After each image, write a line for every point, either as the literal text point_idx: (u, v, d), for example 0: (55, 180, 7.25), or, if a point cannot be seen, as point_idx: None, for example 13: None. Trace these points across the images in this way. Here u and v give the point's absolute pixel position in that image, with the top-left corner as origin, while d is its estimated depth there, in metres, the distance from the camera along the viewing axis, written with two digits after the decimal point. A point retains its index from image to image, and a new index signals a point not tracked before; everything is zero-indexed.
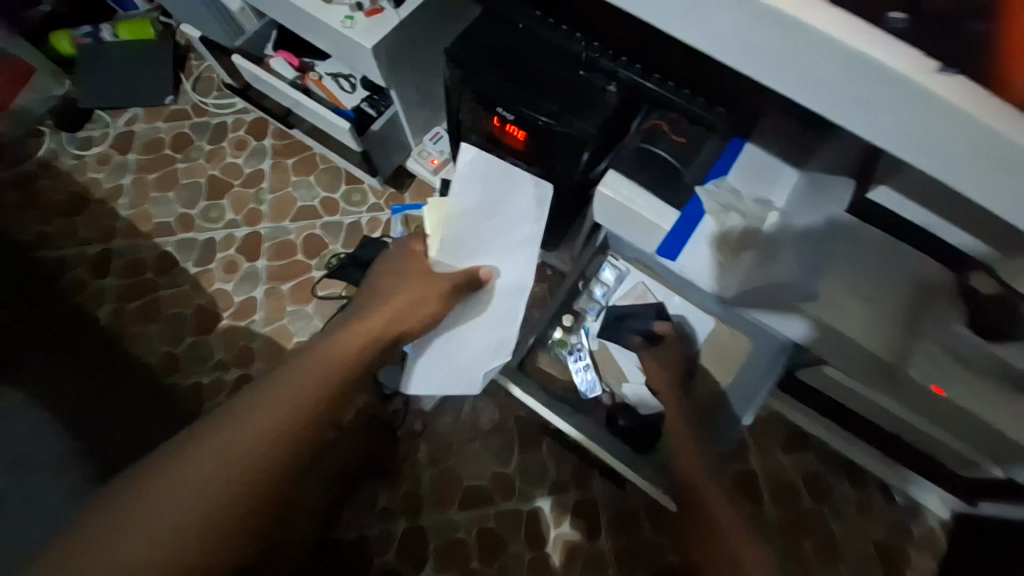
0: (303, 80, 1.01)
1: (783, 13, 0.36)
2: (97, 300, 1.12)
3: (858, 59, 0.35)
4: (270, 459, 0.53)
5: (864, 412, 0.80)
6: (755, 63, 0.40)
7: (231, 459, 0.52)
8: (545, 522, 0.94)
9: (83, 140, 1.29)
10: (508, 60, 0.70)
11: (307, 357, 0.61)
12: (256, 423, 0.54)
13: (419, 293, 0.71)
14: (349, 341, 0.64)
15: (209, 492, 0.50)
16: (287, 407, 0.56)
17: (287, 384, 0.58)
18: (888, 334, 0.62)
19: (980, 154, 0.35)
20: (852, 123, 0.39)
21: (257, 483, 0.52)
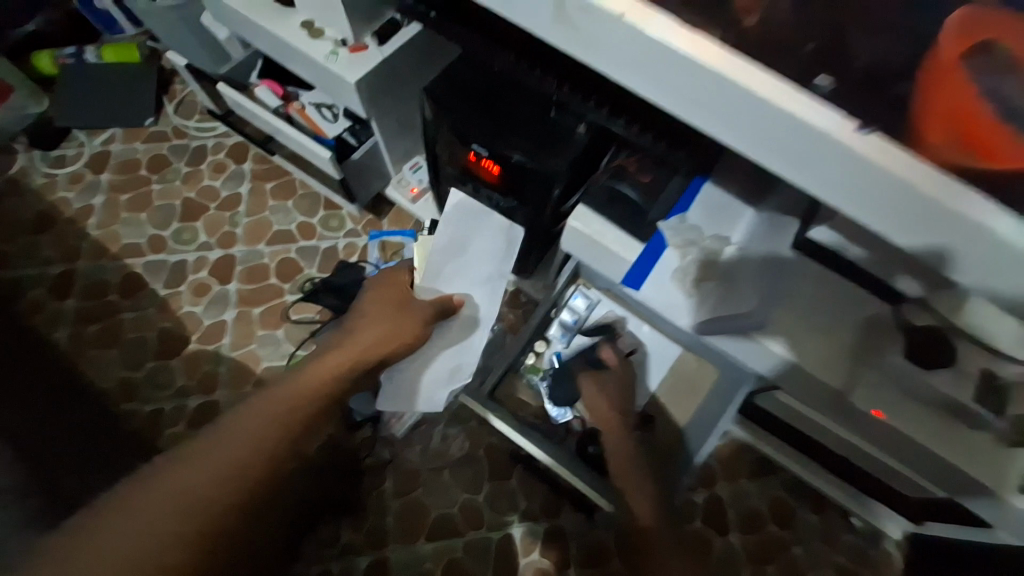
0: (286, 109, 1.03)
1: (723, 75, 0.41)
2: (55, 322, 1.08)
3: (788, 119, 0.40)
4: (207, 521, 0.50)
5: (821, 438, 0.83)
6: (701, 117, 0.45)
7: (164, 518, 0.49)
8: (515, 553, 0.93)
9: (56, 159, 1.29)
10: (486, 99, 0.74)
11: (264, 396, 0.59)
12: (196, 475, 0.51)
13: (397, 324, 0.75)
14: (317, 370, 0.64)
15: (138, 555, 0.47)
16: (234, 457, 0.53)
17: (237, 428, 0.55)
18: (836, 363, 0.66)
19: (892, 202, 0.40)
20: (788, 172, 0.44)
21: (192, 546, 0.49)
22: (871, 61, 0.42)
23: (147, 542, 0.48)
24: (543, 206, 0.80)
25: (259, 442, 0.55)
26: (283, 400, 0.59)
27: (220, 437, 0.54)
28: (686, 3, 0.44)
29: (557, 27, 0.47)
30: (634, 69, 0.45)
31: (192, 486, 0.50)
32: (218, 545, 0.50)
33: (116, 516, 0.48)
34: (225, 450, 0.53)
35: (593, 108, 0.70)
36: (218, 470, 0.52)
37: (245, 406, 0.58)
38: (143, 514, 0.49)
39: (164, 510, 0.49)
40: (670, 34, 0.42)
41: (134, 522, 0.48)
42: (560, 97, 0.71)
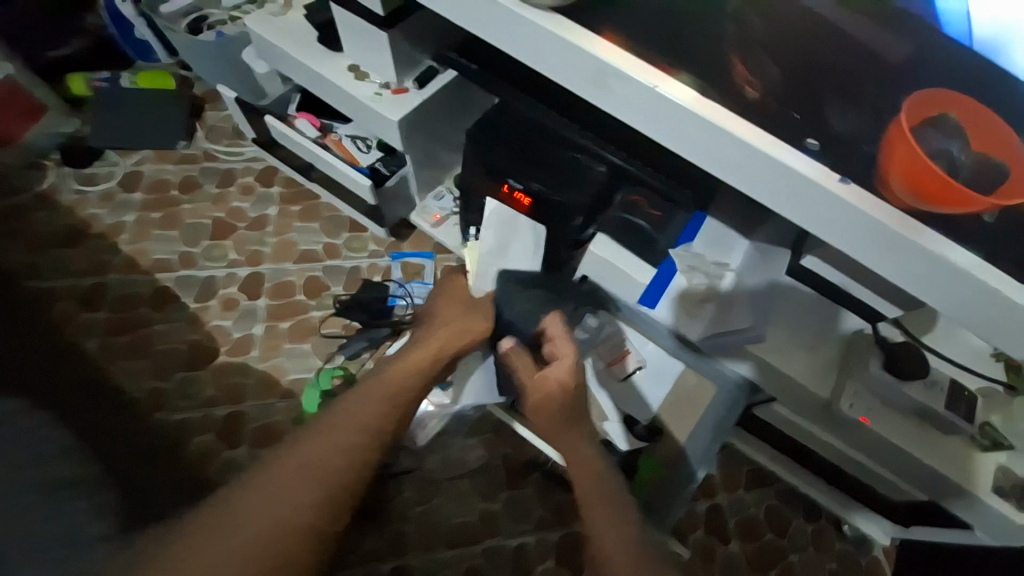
0: (323, 139, 1.13)
1: (729, 130, 0.52)
2: (87, 333, 1.13)
3: (783, 168, 0.51)
4: (323, 509, 0.58)
5: (814, 448, 0.92)
6: (709, 161, 0.55)
7: (286, 507, 0.57)
8: (531, 559, 0.98)
9: (87, 176, 1.34)
10: (518, 139, 0.85)
11: (352, 400, 0.67)
12: (308, 470, 0.59)
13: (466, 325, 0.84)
14: (396, 375, 0.72)
15: (280, 506, 0.57)
16: (337, 454, 0.61)
17: (335, 429, 0.63)
18: (824, 375, 0.76)
19: (862, 232, 0.51)
20: (778, 205, 0.54)
21: (311, 528, 0.57)
22: (844, 130, 0.53)
23: (275, 527, 0.55)
24: (564, 234, 0.89)
25: (355, 441, 0.63)
26: (372, 403, 0.67)
27: (322, 438, 0.62)
28: (701, 78, 0.55)
29: (593, 89, 0.57)
30: (655, 120, 0.55)
31: (306, 479, 0.59)
32: (334, 530, 0.58)
33: (246, 505, 0.56)
34: (329, 449, 0.61)
35: (613, 150, 0.80)
36: (325, 465, 0.60)
37: (340, 411, 0.66)
38: (269, 503, 0.57)
39: (285, 499, 0.57)
40: (685, 98, 0.53)
41: (262, 510, 0.56)
42: (583, 141, 0.81)
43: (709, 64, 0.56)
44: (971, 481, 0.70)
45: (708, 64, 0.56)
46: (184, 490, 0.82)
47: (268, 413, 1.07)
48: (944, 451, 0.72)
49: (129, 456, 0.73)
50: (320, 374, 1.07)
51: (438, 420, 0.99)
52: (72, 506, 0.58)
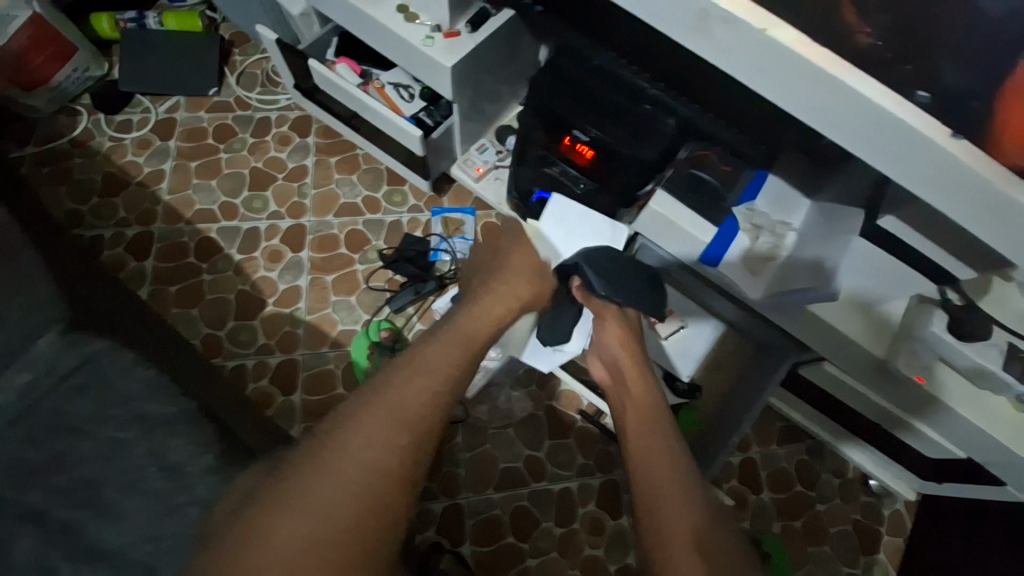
0: (365, 86, 1.09)
1: (840, 82, 0.50)
2: (138, 280, 1.15)
3: (892, 120, 0.50)
4: (407, 452, 0.58)
5: (854, 405, 0.94)
6: (812, 111, 0.54)
7: (372, 451, 0.57)
8: (574, 502, 1.04)
9: (121, 123, 1.32)
10: (583, 91, 0.85)
11: (427, 347, 0.67)
12: (390, 413, 0.59)
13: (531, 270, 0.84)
14: (467, 322, 0.72)
15: (366, 447, 0.57)
16: (416, 397, 0.61)
17: (413, 374, 0.63)
18: (879, 336, 0.77)
19: (960, 185, 0.50)
20: (879, 160, 0.54)
21: (397, 472, 0.57)
22: (955, 84, 0.51)
23: (365, 469, 0.56)
24: None
25: (434, 386, 0.63)
26: (446, 350, 0.67)
27: (402, 383, 0.62)
28: (809, 23, 0.52)
29: (695, 35, 0.55)
30: (756, 69, 0.54)
31: (389, 423, 0.59)
32: (419, 471, 0.59)
33: (333, 449, 0.57)
34: (408, 392, 0.61)
35: (685, 102, 0.81)
36: (407, 409, 0.60)
37: (415, 357, 0.66)
38: (355, 446, 0.57)
39: (365, 442, 0.57)
40: (798, 43, 0.50)
41: (348, 454, 0.56)
42: (654, 91, 0.81)
43: (816, 6, 0.53)
44: (1015, 441, 0.72)
45: (814, 7, 0.53)
46: (255, 425, 0.87)
47: (320, 361, 1.10)
48: (989, 413, 0.74)
49: (208, 393, 0.76)
50: (368, 325, 1.09)
51: (483, 373, 1.06)
52: (169, 442, 0.61)
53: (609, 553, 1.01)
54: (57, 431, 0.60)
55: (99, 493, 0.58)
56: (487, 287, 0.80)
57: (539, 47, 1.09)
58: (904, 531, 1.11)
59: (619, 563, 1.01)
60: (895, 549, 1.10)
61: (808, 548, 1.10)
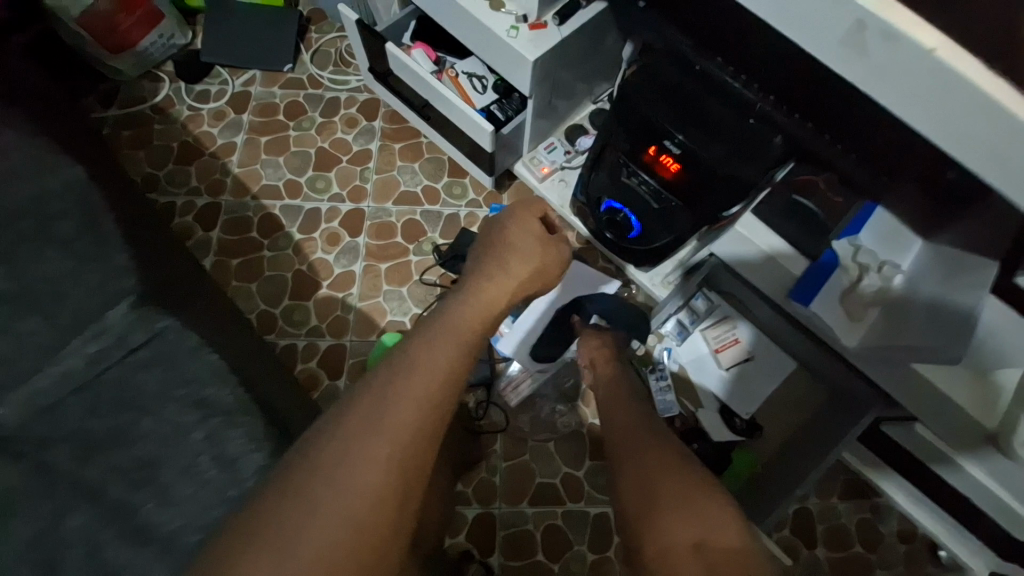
0: (439, 74, 1.07)
1: (1014, 114, 0.40)
2: (202, 250, 1.17)
3: None
4: (399, 466, 0.54)
5: (941, 473, 0.83)
6: (975, 154, 0.44)
7: (359, 466, 0.53)
8: (609, 529, 0.99)
9: (199, 93, 1.35)
10: (682, 99, 0.78)
11: (414, 357, 0.63)
12: (378, 426, 0.55)
13: (542, 257, 0.86)
14: (467, 322, 0.71)
15: (367, 450, 0.54)
16: (414, 400, 0.58)
17: (402, 384, 0.59)
18: (987, 404, 0.69)
19: None
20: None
21: (400, 471, 0.54)
22: None
23: (352, 487, 0.52)
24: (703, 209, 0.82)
25: (428, 392, 0.60)
26: (437, 356, 0.63)
27: (389, 394, 0.58)
28: (987, 46, 0.43)
29: (844, 50, 0.47)
30: (888, 75, 0.45)
31: (375, 435, 0.55)
32: (422, 471, 0.57)
33: (326, 465, 0.53)
34: (395, 402, 0.57)
35: (795, 120, 0.75)
36: (396, 419, 0.56)
37: (403, 365, 0.61)
38: (349, 458, 0.53)
39: (366, 446, 0.54)
40: (973, 69, 0.41)
41: (334, 478, 0.52)
42: (763, 106, 0.75)
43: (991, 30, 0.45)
44: None
45: (989, 30, 0.45)
46: (302, 409, 0.88)
47: (368, 350, 1.10)
48: None
49: (261, 377, 0.77)
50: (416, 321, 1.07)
51: (530, 380, 1.04)
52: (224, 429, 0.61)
53: None
54: (125, 407, 0.61)
55: (156, 474, 0.59)
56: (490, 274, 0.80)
57: (624, 43, 1.02)
58: None
59: None
60: None
61: None
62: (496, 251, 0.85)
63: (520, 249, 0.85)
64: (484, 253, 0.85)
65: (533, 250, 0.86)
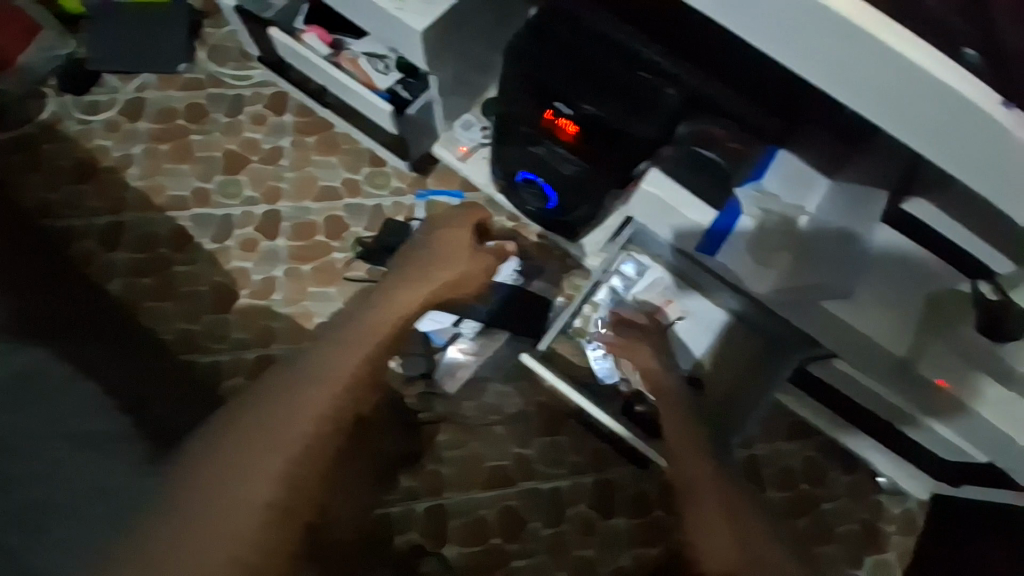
0: (335, 58, 1.00)
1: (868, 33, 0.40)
2: (108, 273, 1.09)
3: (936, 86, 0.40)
4: (295, 476, 0.53)
5: (871, 406, 0.85)
6: (835, 80, 0.44)
7: (249, 485, 0.51)
8: (564, 502, 0.99)
9: (88, 104, 1.23)
10: (569, 56, 0.71)
11: (314, 365, 0.62)
12: (270, 439, 0.54)
13: (468, 267, 0.78)
14: (381, 326, 0.68)
15: (261, 464, 0.52)
16: (312, 411, 0.56)
17: (299, 395, 0.58)
18: (904, 334, 0.68)
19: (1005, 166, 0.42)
20: (972, 178, 0.44)
21: (295, 484, 0.53)
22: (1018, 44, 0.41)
23: (240, 507, 0.50)
24: (615, 171, 0.78)
25: (327, 403, 0.58)
26: (343, 359, 0.62)
27: (286, 407, 0.57)
28: None
29: None
30: (841, 70, 0.43)
31: (267, 451, 0.53)
32: (320, 481, 0.55)
33: (218, 481, 0.51)
34: (289, 416, 0.56)
35: (686, 69, 0.68)
36: (289, 432, 0.55)
37: (302, 376, 0.61)
38: (242, 473, 0.52)
39: (260, 460, 0.53)
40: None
41: (220, 499, 0.50)
42: (651, 55, 0.68)
43: None
44: None
45: None
46: None
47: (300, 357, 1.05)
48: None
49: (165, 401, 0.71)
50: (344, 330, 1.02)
51: (469, 368, 1.02)
52: None
53: (600, 554, 0.97)
54: None
55: None
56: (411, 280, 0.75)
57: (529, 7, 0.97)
58: (916, 530, 1.04)
59: (611, 563, 0.97)
60: (906, 548, 1.04)
61: (814, 548, 1.04)
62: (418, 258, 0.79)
63: (444, 253, 0.79)
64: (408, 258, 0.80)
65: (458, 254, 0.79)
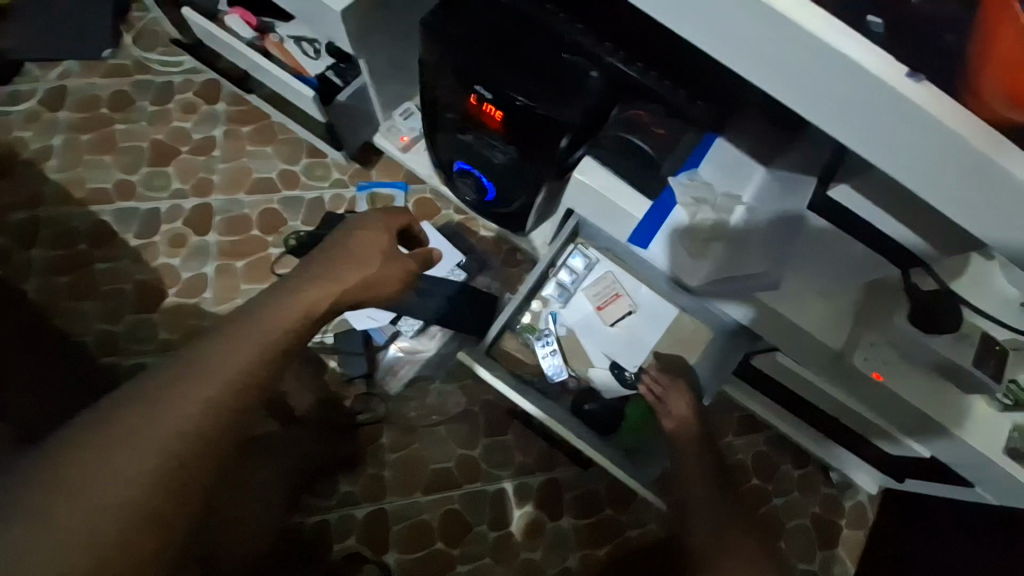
0: (262, 41, 0.93)
1: None
2: (23, 273, 1.02)
3: (832, 52, 0.33)
4: (168, 481, 0.43)
5: (813, 400, 0.84)
6: (724, 44, 0.37)
7: (99, 489, 0.40)
8: (508, 504, 0.96)
9: (7, 94, 1.13)
10: (490, 35, 0.67)
11: (209, 346, 0.48)
12: (138, 437, 0.43)
13: (383, 272, 0.65)
14: (296, 308, 0.54)
15: (124, 461, 0.42)
16: (196, 405, 0.45)
17: (183, 384, 0.45)
18: (836, 324, 0.63)
19: (913, 149, 0.35)
20: (890, 162, 0.37)
21: (167, 489, 0.43)
22: (923, 9, 0.37)
23: (84, 515, 0.40)
24: (545, 156, 0.74)
25: (217, 395, 0.46)
26: (247, 342, 0.49)
27: (164, 397, 0.44)
28: None
29: None
30: (731, 32, 0.36)
31: (131, 449, 0.42)
32: (204, 484, 0.45)
33: (60, 479, 0.40)
34: (171, 408, 0.44)
35: (610, 49, 0.64)
36: (164, 431, 0.43)
37: (190, 358, 0.47)
38: (95, 470, 0.41)
39: (122, 456, 0.42)
40: None
41: (65, 499, 0.40)
42: (573, 35, 0.64)
43: None
44: (987, 445, 0.60)
45: None
46: None
47: None
48: (967, 416, 0.61)
49: None
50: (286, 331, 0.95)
51: (410, 366, 0.99)
52: None
53: (546, 556, 0.94)
54: None
55: None
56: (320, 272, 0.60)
57: None
58: (866, 523, 1.04)
59: (557, 565, 0.94)
60: (855, 542, 1.03)
61: None
62: (327, 253, 0.63)
63: (362, 246, 0.65)
64: (325, 245, 0.64)
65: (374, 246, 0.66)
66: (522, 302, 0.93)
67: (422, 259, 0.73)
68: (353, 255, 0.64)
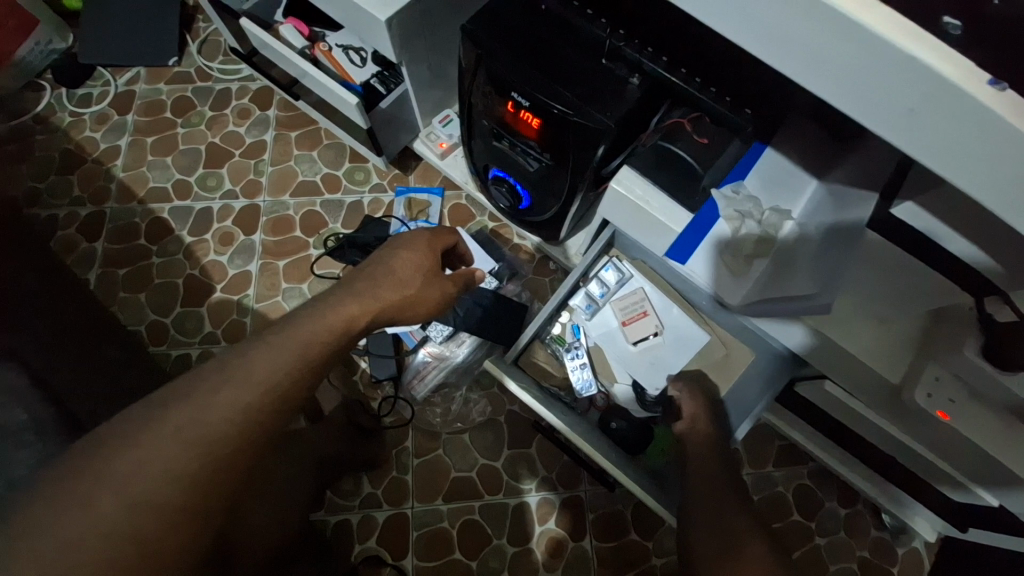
0: (312, 50, 0.97)
1: None
2: (87, 263, 1.10)
3: (900, 56, 0.30)
4: (202, 483, 0.41)
5: (864, 433, 0.77)
6: (773, 46, 0.35)
7: (145, 483, 0.40)
8: (529, 519, 0.94)
9: (82, 97, 1.23)
10: (528, 43, 0.68)
11: (251, 349, 0.46)
12: (181, 435, 0.41)
13: (422, 292, 0.61)
14: (343, 310, 0.53)
15: (163, 458, 0.40)
16: (232, 408, 0.43)
17: (225, 385, 0.44)
18: (892, 358, 0.58)
19: (995, 163, 0.31)
20: (963, 178, 0.33)
21: (201, 490, 0.41)
22: (1006, 11, 0.34)
23: (131, 507, 0.39)
24: (580, 167, 0.73)
25: (255, 400, 0.44)
26: (284, 346, 0.47)
27: (207, 397, 0.43)
28: None
29: None
30: (782, 35, 0.34)
31: (175, 447, 0.41)
32: (236, 486, 0.44)
33: (100, 470, 0.39)
34: (213, 409, 0.43)
35: (650, 55, 0.64)
36: (205, 431, 0.42)
37: (231, 359, 0.45)
38: (135, 466, 0.40)
39: (161, 454, 0.40)
40: None
41: (105, 493, 0.39)
42: (615, 42, 0.65)
43: None
44: None
45: None
46: None
47: None
48: None
49: None
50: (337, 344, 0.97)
51: (437, 371, 0.98)
52: None
53: None
54: None
55: None
56: (372, 275, 0.58)
57: None
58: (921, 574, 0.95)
59: None
60: None
61: None
62: (363, 266, 0.60)
63: (409, 254, 0.61)
64: (367, 262, 0.60)
65: (424, 255, 0.62)
66: (551, 313, 0.90)
67: (466, 273, 0.68)
68: (397, 268, 0.60)
